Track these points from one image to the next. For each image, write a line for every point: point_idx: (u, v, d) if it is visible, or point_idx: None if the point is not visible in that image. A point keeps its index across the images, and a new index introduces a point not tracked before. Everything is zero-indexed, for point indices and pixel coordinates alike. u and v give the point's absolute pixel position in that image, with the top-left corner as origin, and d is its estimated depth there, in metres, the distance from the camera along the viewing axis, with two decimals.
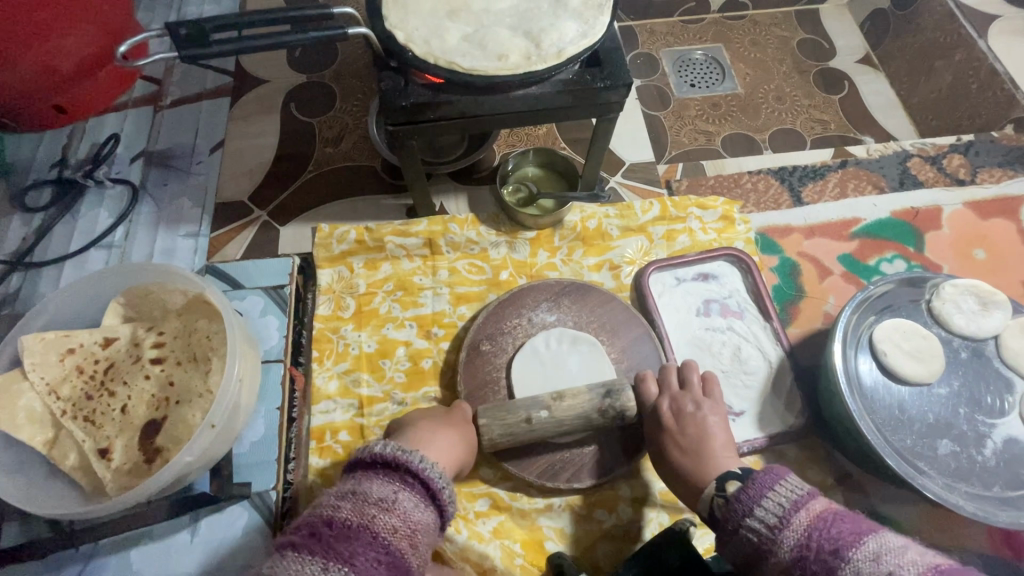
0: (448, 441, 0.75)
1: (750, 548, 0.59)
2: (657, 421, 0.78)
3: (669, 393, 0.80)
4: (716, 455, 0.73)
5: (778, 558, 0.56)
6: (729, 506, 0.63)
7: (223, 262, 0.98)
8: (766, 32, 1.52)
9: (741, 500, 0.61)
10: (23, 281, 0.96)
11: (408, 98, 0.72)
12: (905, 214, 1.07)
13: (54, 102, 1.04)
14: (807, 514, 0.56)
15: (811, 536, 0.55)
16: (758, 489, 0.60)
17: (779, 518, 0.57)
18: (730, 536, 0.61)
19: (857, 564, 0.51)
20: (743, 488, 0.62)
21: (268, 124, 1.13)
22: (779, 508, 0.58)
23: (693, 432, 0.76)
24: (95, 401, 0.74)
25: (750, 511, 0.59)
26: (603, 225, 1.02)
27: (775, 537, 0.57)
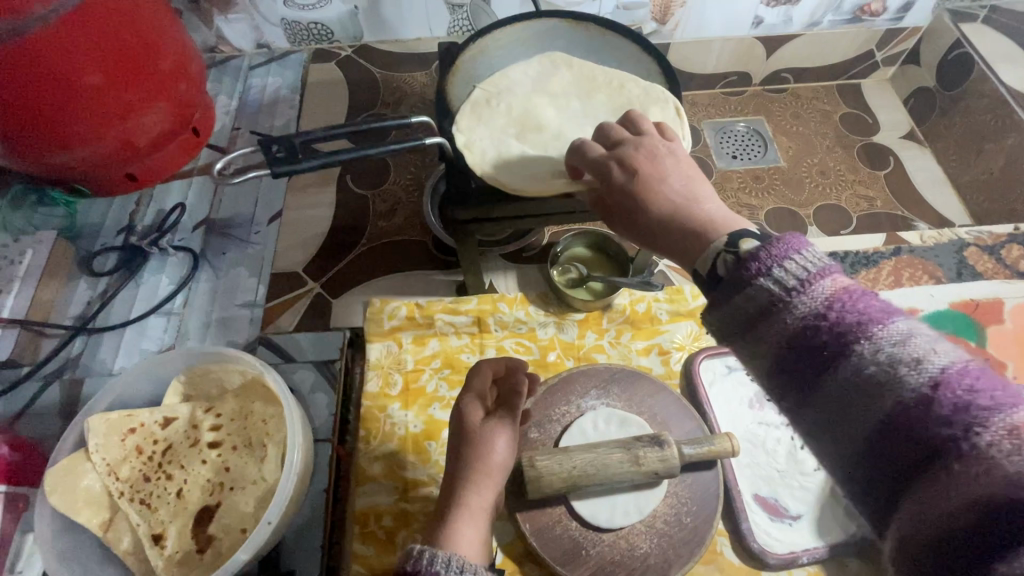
0: (478, 498, 0.69)
1: (746, 316, 0.43)
2: (626, 172, 0.60)
3: (633, 140, 0.63)
4: (703, 211, 0.53)
5: (782, 324, 0.41)
6: (735, 268, 0.44)
7: (276, 334, 1.00)
8: (807, 105, 1.54)
9: (758, 257, 0.43)
10: (84, 346, 0.99)
11: (476, 197, 0.74)
12: (964, 306, 1.04)
13: (128, 171, 1.09)
14: (832, 283, 0.41)
15: (832, 308, 0.40)
16: (778, 250, 0.43)
17: (800, 281, 0.41)
18: (732, 299, 0.44)
19: (884, 339, 0.39)
20: (757, 248, 0.44)
21: (324, 195, 1.17)
22: (803, 273, 0.41)
23: (674, 179, 0.57)
24: (152, 483, 0.75)
25: (762, 270, 0.42)
26: (652, 309, 1.02)
27: (788, 301, 0.41)
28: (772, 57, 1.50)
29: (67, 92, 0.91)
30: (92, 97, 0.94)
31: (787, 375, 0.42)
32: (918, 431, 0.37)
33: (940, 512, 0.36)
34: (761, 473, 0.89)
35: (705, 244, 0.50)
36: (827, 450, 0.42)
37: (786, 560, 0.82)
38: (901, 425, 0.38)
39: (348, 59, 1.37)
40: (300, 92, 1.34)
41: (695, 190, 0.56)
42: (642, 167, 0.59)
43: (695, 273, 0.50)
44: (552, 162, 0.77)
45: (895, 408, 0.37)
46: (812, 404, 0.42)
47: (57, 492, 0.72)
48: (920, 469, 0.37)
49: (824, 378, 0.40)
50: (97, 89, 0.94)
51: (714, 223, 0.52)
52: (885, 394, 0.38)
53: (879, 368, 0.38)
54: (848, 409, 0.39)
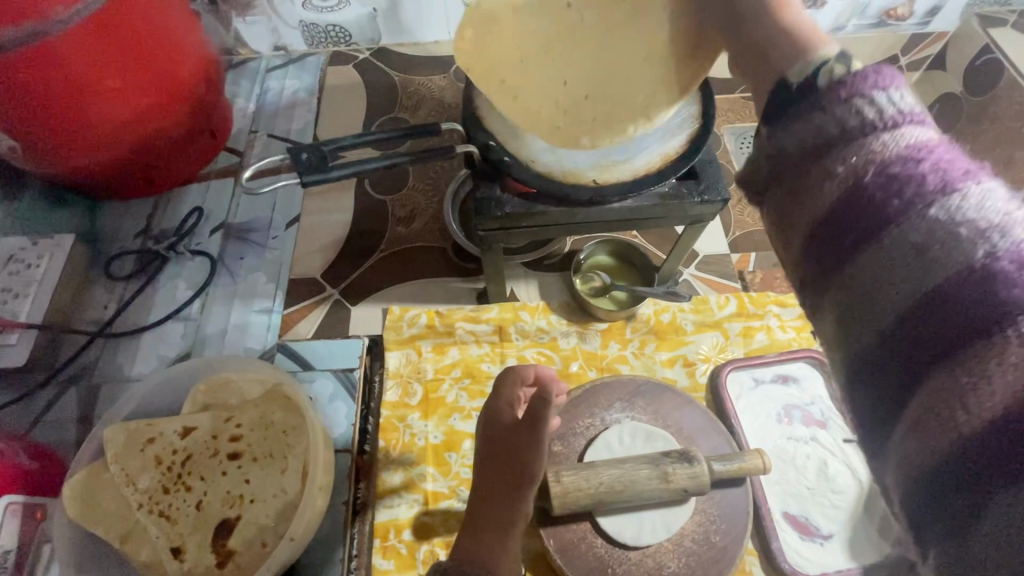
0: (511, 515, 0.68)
1: (831, 135, 0.39)
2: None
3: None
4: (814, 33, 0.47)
5: (859, 146, 0.38)
6: (834, 83, 0.40)
7: (295, 341, 0.99)
8: None
9: (872, 76, 0.39)
10: (101, 351, 0.99)
11: (504, 208, 0.73)
12: None
13: (147, 174, 1.09)
14: (930, 134, 0.37)
15: (930, 148, 0.37)
16: (894, 76, 0.39)
17: (898, 115, 0.38)
18: (826, 110, 0.40)
19: (969, 193, 0.35)
20: (868, 69, 0.40)
21: (342, 200, 1.16)
22: (908, 109, 0.38)
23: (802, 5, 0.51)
24: (171, 495, 0.73)
25: (874, 86, 0.39)
26: (677, 319, 1.00)
27: (877, 131, 0.38)
28: None
29: (88, 95, 0.90)
30: (112, 101, 0.93)
31: (837, 214, 0.38)
32: (1001, 293, 0.32)
33: (984, 381, 0.32)
34: (791, 489, 0.86)
35: (798, 55, 0.45)
36: (864, 318, 0.37)
37: None
38: (975, 284, 0.33)
39: (366, 62, 1.36)
40: (318, 94, 1.33)
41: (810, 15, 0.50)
42: None
43: (780, 84, 0.45)
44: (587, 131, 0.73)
45: (970, 262, 0.33)
46: (840, 274, 0.38)
47: (77, 505, 0.71)
48: (977, 341, 0.32)
49: (902, 215, 0.36)
50: (117, 92, 0.93)
51: (815, 37, 0.46)
52: (962, 244, 0.34)
53: (960, 217, 0.34)
54: (902, 257, 0.35)
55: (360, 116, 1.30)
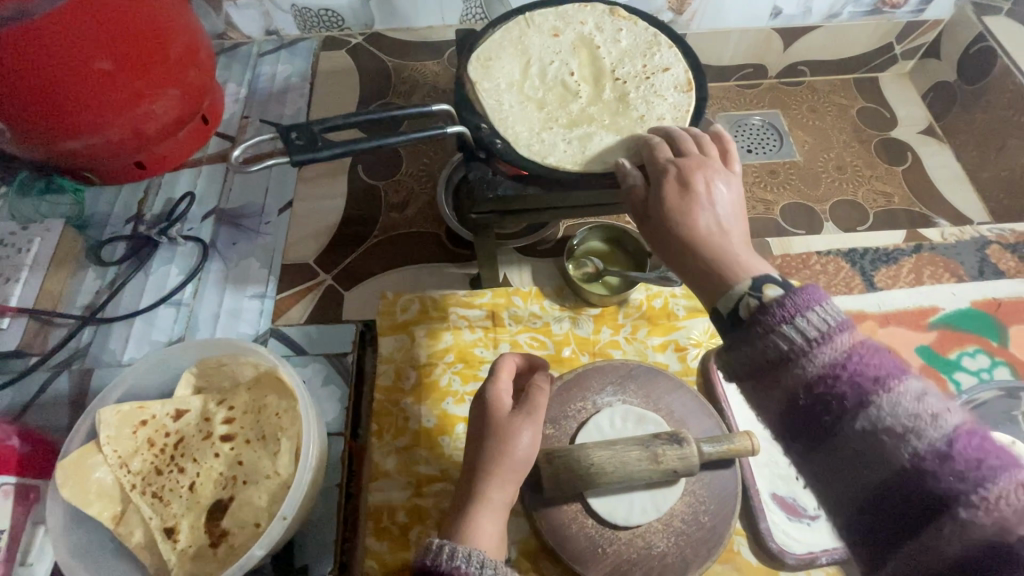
0: (500, 493, 0.69)
1: (767, 358, 0.47)
2: (677, 192, 0.59)
3: (690, 159, 0.62)
4: (735, 254, 0.54)
5: (798, 376, 0.46)
6: (759, 313, 0.48)
7: (288, 326, 0.99)
8: (824, 99, 1.51)
9: (783, 304, 0.47)
10: (93, 336, 0.98)
11: (496, 190, 0.71)
12: (986, 305, 1.03)
13: (137, 159, 1.08)
14: (850, 339, 0.45)
15: (849, 360, 0.45)
16: (801, 301, 0.46)
17: (821, 335, 0.45)
18: (755, 344, 0.48)
19: (898, 397, 0.44)
20: (783, 297, 0.47)
21: (336, 186, 1.15)
22: (823, 325, 0.45)
23: (719, 211, 0.57)
24: (165, 476, 0.74)
25: (786, 320, 0.46)
26: (669, 305, 1.00)
27: (809, 354, 0.45)
28: (789, 50, 1.47)
29: (76, 77, 0.89)
30: (101, 84, 0.92)
31: (796, 425, 0.47)
32: (930, 485, 0.42)
33: (941, 553, 0.42)
34: (779, 472, 0.87)
35: (727, 282, 0.52)
36: (834, 492, 0.47)
37: (805, 560, 0.81)
38: (913, 479, 0.43)
39: (359, 48, 1.35)
40: (310, 80, 1.31)
41: (731, 225, 0.57)
42: (693, 185, 0.59)
43: (715, 313, 0.53)
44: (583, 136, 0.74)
45: (911, 463, 0.43)
46: (813, 462, 0.48)
47: (69, 485, 0.71)
48: (927, 518, 0.43)
49: (843, 430, 0.45)
50: (107, 75, 0.92)
51: (737, 261, 0.53)
52: (902, 448, 0.43)
53: (891, 423, 0.44)
54: (854, 463, 0.45)
55: (353, 102, 1.29)
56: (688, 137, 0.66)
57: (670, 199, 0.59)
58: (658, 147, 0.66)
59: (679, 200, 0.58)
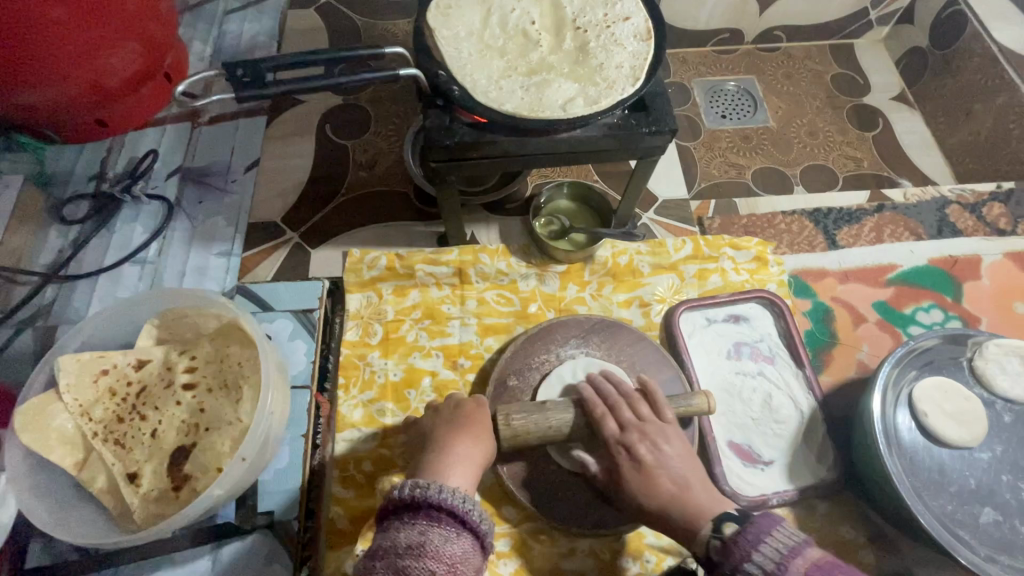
0: (466, 448, 0.70)
1: None
2: (634, 462, 0.73)
3: (636, 422, 0.76)
4: (696, 502, 0.70)
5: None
6: (727, 549, 0.63)
7: (254, 283, 0.99)
8: (800, 65, 1.50)
9: (739, 544, 0.62)
10: (56, 294, 0.98)
11: (452, 137, 0.71)
12: (942, 262, 1.06)
13: (98, 116, 1.06)
14: (803, 561, 0.58)
15: None
16: (755, 535, 0.62)
17: (778, 563, 0.59)
18: None
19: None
20: (740, 533, 0.63)
21: (303, 145, 1.14)
22: (776, 553, 0.59)
23: (672, 470, 0.73)
24: (127, 424, 0.74)
25: (747, 554, 0.61)
26: (634, 261, 1.01)
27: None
28: (765, 14, 1.46)
29: (26, 24, 0.86)
30: (54, 33, 0.90)
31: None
32: None
33: None
34: (736, 420, 0.90)
35: (693, 535, 0.68)
36: None
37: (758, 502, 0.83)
38: None
39: (328, 6, 1.32)
40: (278, 38, 1.29)
41: (685, 480, 0.72)
42: (642, 454, 0.74)
43: (696, 553, 0.67)
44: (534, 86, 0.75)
45: None
46: None
47: (29, 431, 0.71)
48: None
49: None
50: (59, 23, 0.89)
51: (698, 511, 0.69)
52: None
53: None
54: None
55: None
56: (623, 402, 0.78)
57: (629, 475, 0.73)
58: (602, 420, 0.76)
59: (637, 474, 0.73)
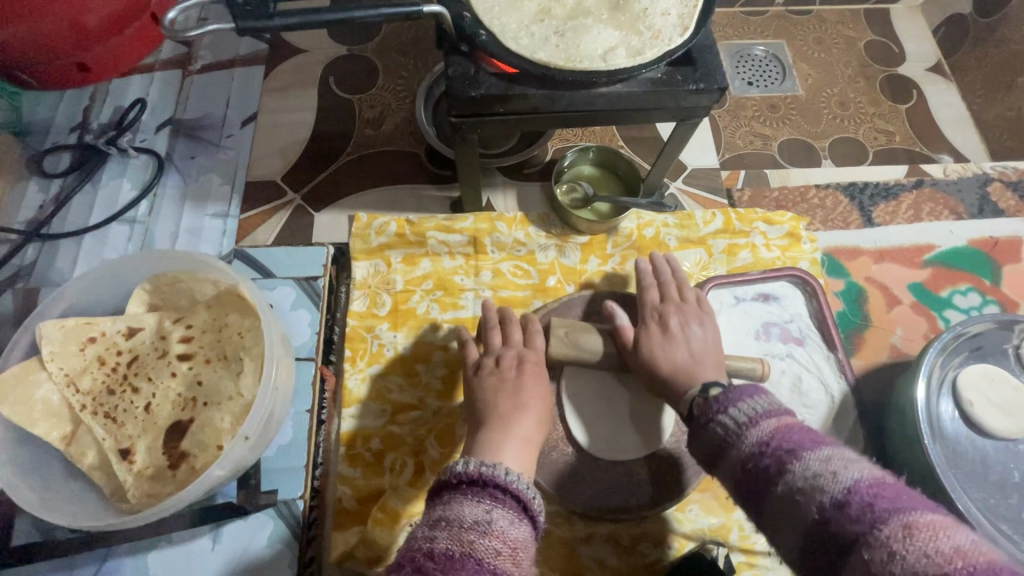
0: (525, 428, 0.65)
1: (716, 442, 0.59)
2: (665, 334, 0.74)
3: (671, 303, 0.78)
4: (698, 373, 0.70)
5: (736, 454, 0.56)
6: (707, 405, 0.61)
7: (253, 247, 0.92)
8: (832, 30, 1.35)
9: (719, 400, 0.60)
10: (39, 253, 0.90)
11: (478, 88, 0.64)
12: (982, 243, 1.01)
13: (78, 60, 0.96)
14: (775, 422, 0.56)
15: (773, 439, 0.55)
16: (737, 394, 0.60)
17: (749, 419, 0.57)
18: (706, 430, 0.60)
19: (808, 461, 0.52)
20: (722, 394, 0.61)
21: (305, 99, 1.05)
22: (753, 411, 0.57)
23: (691, 345, 0.73)
24: (118, 396, 0.69)
25: (727, 408, 0.59)
26: (661, 234, 0.95)
27: (740, 435, 0.57)
28: None
29: None
30: None
31: (744, 492, 0.56)
32: (837, 532, 0.47)
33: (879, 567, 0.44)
34: None
35: (681, 390, 0.69)
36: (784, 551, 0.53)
37: None
38: (827, 529, 0.48)
39: None
40: None
41: (702, 358, 0.72)
42: (671, 325, 0.75)
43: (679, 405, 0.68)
44: (569, 32, 0.67)
45: (818, 514, 0.49)
46: (760, 520, 0.55)
47: (10, 403, 0.65)
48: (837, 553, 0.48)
49: (771, 486, 0.53)
50: None
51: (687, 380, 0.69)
52: (811, 503, 0.50)
53: (803, 484, 0.51)
54: (792, 528, 0.51)
55: None
56: (672, 281, 0.80)
57: (651, 338, 0.74)
58: (648, 287, 0.80)
59: (655, 339, 0.74)
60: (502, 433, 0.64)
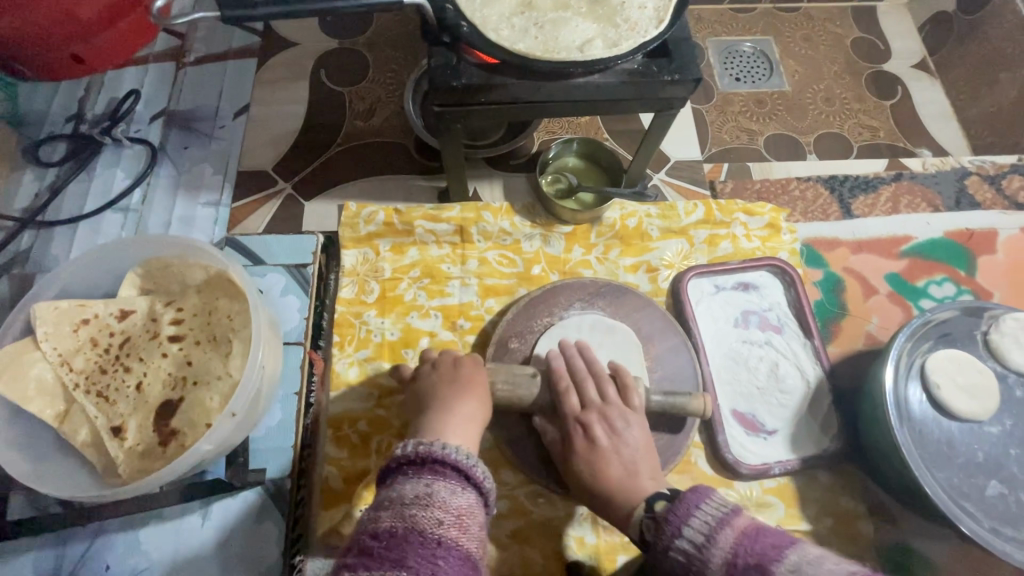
0: (468, 407, 0.68)
1: (684, 575, 0.56)
2: (597, 444, 0.71)
3: (598, 406, 0.74)
4: (638, 483, 0.68)
5: (710, 575, 0.54)
6: (660, 524, 0.60)
7: (244, 235, 0.94)
8: (820, 27, 1.36)
9: (672, 520, 0.59)
10: (34, 240, 0.92)
11: (460, 78, 0.66)
12: (959, 235, 1.03)
13: (72, 52, 0.98)
14: (730, 531, 0.54)
15: (737, 553, 0.53)
16: (685, 508, 0.58)
17: (706, 537, 0.55)
18: (666, 555, 0.58)
19: (782, 571, 0.49)
20: (673, 507, 0.60)
21: (297, 91, 1.07)
22: (705, 527, 0.56)
23: (624, 455, 0.71)
24: (109, 375, 0.71)
25: (678, 534, 0.57)
26: (643, 225, 0.97)
27: (702, 559, 0.55)
28: None
29: None
30: None
31: None
32: None
33: None
34: (741, 389, 0.88)
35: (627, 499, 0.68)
36: None
37: (759, 471, 0.82)
38: None
39: None
40: None
41: (639, 463, 0.70)
42: (600, 438, 0.72)
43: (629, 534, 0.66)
44: (548, 24, 0.69)
45: None
46: None
47: (5, 380, 0.67)
48: None
49: None
50: None
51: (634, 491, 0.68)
52: None
53: None
54: None
55: None
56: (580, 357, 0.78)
57: (581, 453, 0.72)
58: (564, 398, 0.75)
59: (587, 454, 0.71)
60: (444, 416, 0.66)
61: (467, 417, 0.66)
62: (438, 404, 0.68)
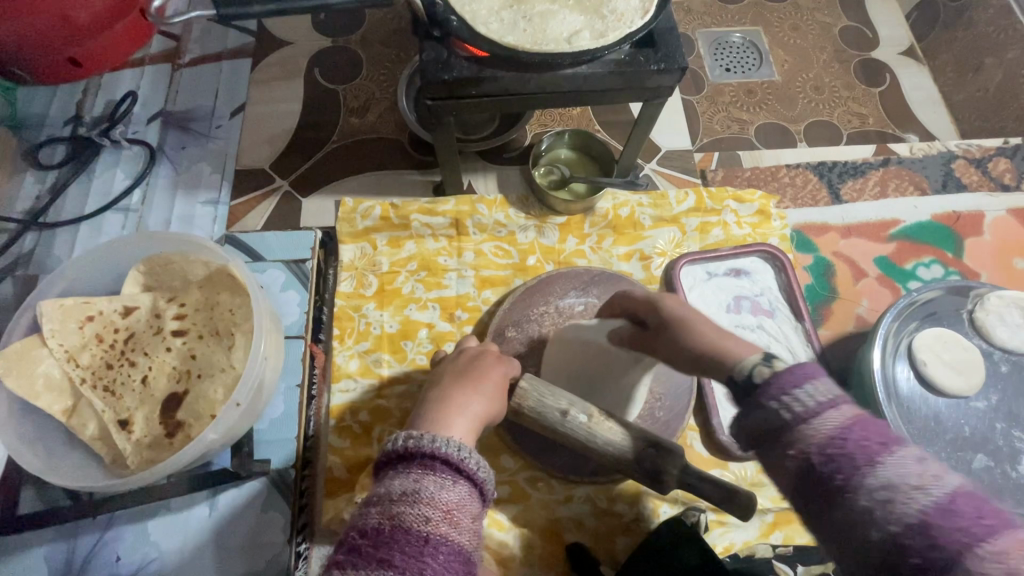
0: (472, 403, 0.62)
1: (773, 426, 0.44)
2: (690, 303, 0.63)
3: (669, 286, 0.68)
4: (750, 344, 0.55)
5: (811, 437, 0.42)
6: (774, 376, 0.46)
7: (243, 233, 0.95)
8: (808, 17, 1.37)
9: (791, 372, 0.46)
10: (36, 242, 0.93)
11: (451, 71, 0.67)
12: (946, 218, 1.05)
13: (70, 55, 0.98)
14: (861, 407, 0.43)
15: (854, 427, 0.42)
16: (815, 365, 0.45)
17: (830, 398, 0.43)
18: (766, 405, 0.45)
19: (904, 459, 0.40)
20: (795, 363, 0.46)
21: (291, 90, 1.09)
22: (831, 391, 0.44)
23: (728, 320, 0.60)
24: (115, 370, 0.73)
25: (798, 383, 0.44)
26: (636, 214, 0.99)
27: (815, 418, 0.43)
28: None
29: None
30: None
31: (803, 491, 0.43)
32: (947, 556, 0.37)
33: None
34: None
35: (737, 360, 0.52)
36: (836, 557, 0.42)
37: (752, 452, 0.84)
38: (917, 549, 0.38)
39: None
40: None
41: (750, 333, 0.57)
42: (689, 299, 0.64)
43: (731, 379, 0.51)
44: (536, 16, 0.71)
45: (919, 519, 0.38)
46: (823, 516, 0.42)
47: (14, 376, 0.69)
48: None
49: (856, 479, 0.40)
50: None
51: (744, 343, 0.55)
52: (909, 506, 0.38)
53: (898, 482, 0.39)
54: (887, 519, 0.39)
55: None
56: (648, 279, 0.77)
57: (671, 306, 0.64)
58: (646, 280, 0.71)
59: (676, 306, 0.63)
60: (448, 408, 0.61)
61: (474, 414, 0.61)
62: (436, 397, 0.63)
